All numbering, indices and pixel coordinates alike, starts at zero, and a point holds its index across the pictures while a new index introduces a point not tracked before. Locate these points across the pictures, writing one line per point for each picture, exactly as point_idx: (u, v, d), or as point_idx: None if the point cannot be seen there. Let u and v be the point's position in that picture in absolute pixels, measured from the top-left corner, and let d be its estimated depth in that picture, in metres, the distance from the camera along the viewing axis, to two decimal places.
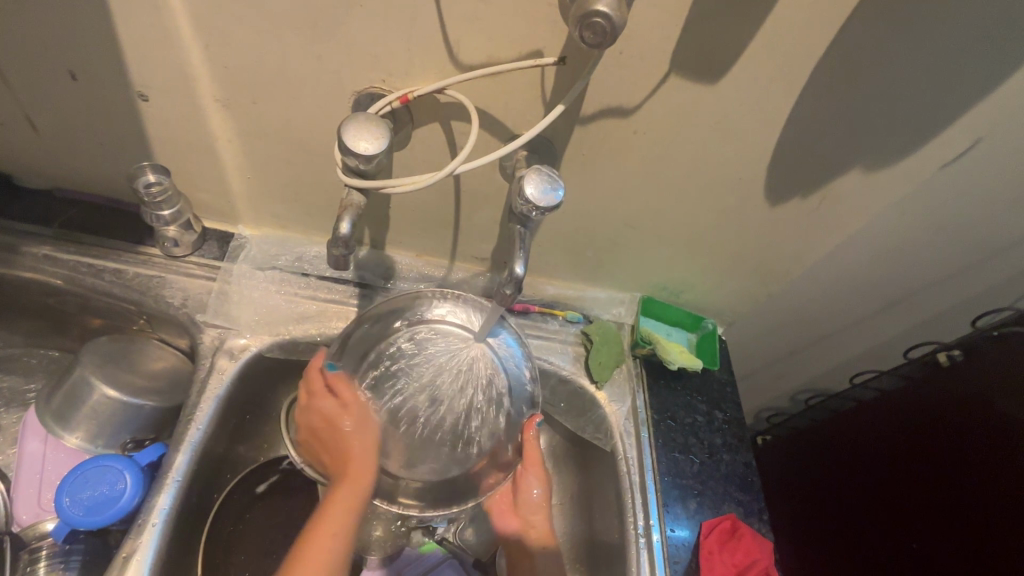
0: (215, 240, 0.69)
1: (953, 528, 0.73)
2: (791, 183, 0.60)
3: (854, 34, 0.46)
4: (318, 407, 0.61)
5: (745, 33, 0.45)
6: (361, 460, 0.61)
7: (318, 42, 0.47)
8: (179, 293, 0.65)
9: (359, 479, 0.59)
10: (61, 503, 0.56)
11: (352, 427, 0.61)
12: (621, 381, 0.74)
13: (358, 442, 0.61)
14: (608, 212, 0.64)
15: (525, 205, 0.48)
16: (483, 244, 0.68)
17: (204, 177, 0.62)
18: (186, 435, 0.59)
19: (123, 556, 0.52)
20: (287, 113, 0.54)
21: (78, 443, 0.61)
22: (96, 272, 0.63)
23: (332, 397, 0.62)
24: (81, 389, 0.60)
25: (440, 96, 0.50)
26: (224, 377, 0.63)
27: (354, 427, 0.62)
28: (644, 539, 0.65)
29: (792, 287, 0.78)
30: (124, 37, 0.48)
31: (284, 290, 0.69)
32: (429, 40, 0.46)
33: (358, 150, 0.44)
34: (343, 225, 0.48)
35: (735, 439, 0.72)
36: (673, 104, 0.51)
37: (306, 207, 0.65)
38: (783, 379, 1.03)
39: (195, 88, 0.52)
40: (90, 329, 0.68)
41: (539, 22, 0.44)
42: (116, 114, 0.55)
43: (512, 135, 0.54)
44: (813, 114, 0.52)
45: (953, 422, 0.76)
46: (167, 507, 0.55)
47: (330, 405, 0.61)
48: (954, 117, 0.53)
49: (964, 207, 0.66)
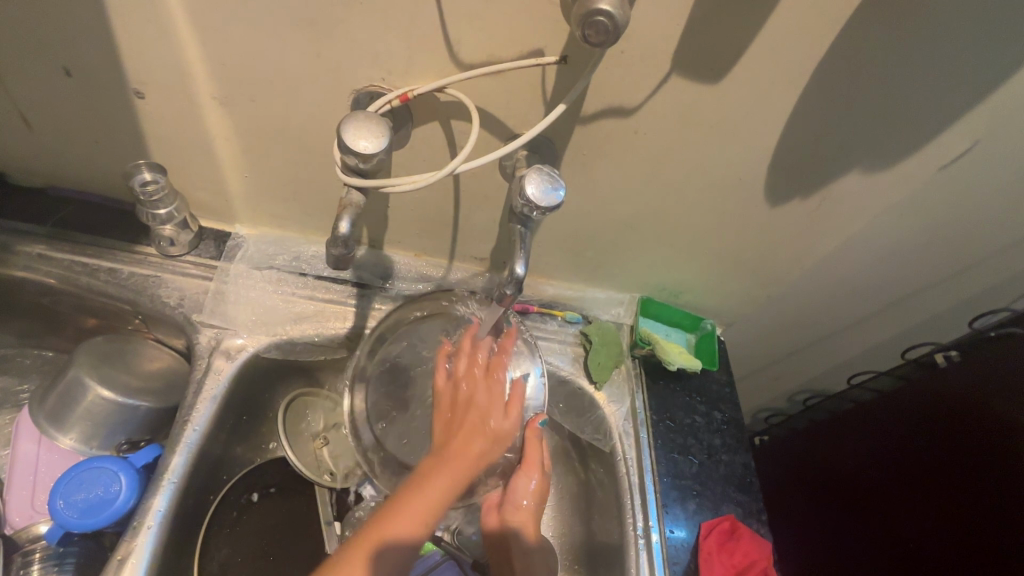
0: (212, 240, 0.68)
1: (950, 527, 0.74)
2: (791, 184, 0.60)
3: (855, 35, 0.46)
4: (473, 390, 0.58)
5: (747, 33, 0.45)
6: (473, 461, 0.54)
7: (316, 40, 0.47)
8: (176, 293, 0.64)
9: (459, 474, 0.53)
10: (55, 505, 0.55)
11: (489, 427, 0.56)
12: (620, 382, 0.74)
13: (481, 443, 0.55)
14: (608, 213, 0.63)
15: (526, 205, 0.48)
16: (483, 244, 0.68)
17: (200, 175, 0.62)
18: (182, 436, 0.58)
19: (119, 559, 0.52)
20: (285, 112, 0.53)
21: (72, 445, 0.60)
22: (90, 272, 0.63)
23: (490, 390, 0.58)
24: (75, 390, 0.59)
25: (440, 95, 0.50)
26: (221, 378, 0.62)
27: (493, 434, 0.56)
28: (643, 539, 0.64)
29: (791, 288, 0.78)
30: (119, 33, 0.47)
31: (281, 290, 0.68)
32: (429, 37, 0.46)
33: (358, 149, 0.44)
34: (342, 225, 0.48)
35: (734, 440, 0.72)
36: (673, 105, 0.51)
37: (304, 206, 0.65)
38: (781, 380, 1.03)
39: (191, 86, 0.51)
40: (85, 329, 0.67)
41: (540, 21, 0.44)
42: (111, 111, 0.55)
43: (512, 134, 0.54)
44: (813, 115, 0.52)
45: (951, 423, 0.76)
46: (162, 509, 0.55)
47: (494, 392, 0.58)
48: (953, 119, 0.53)
49: (962, 208, 0.67)
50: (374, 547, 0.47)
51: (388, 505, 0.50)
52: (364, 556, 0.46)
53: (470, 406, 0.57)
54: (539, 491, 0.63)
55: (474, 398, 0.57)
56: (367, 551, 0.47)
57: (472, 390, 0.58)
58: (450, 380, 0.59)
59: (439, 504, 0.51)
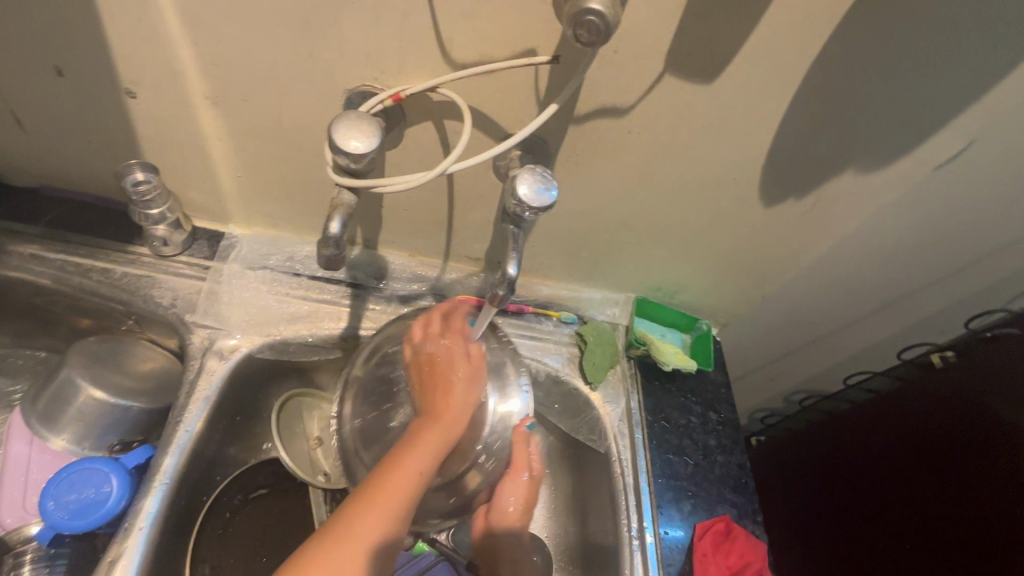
0: (206, 240, 0.68)
1: (945, 528, 0.74)
2: (786, 184, 0.59)
3: (849, 34, 0.46)
4: (437, 349, 0.57)
5: (740, 33, 0.45)
6: (457, 413, 0.54)
7: (309, 39, 0.46)
8: (169, 293, 0.64)
9: (448, 430, 0.53)
10: (45, 507, 0.55)
11: (465, 380, 0.56)
12: (615, 382, 0.74)
13: (461, 395, 0.55)
14: (603, 213, 0.63)
15: (518, 205, 0.47)
16: (477, 244, 0.68)
17: (193, 175, 0.61)
18: (174, 437, 0.58)
19: (109, 560, 0.51)
20: (278, 112, 0.53)
21: (64, 446, 0.60)
22: (83, 272, 0.62)
23: (460, 346, 0.58)
24: (67, 391, 0.59)
25: (432, 94, 0.50)
26: (213, 378, 0.62)
27: (468, 385, 0.56)
28: (638, 540, 0.64)
29: (787, 288, 0.78)
30: (110, 32, 0.47)
31: (275, 290, 0.68)
32: (422, 37, 0.46)
33: (349, 149, 0.44)
34: (333, 225, 0.48)
35: (729, 440, 0.72)
36: (667, 104, 0.51)
37: (297, 206, 0.65)
38: (778, 380, 1.03)
39: (183, 85, 0.51)
40: (79, 329, 0.67)
41: (533, 21, 0.44)
42: (103, 110, 0.54)
43: (505, 134, 0.54)
44: (807, 115, 0.52)
45: (947, 424, 0.76)
46: (154, 510, 0.55)
47: (460, 348, 0.57)
48: (948, 119, 0.53)
49: (958, 208, 0.67)
50: (377, 513, 0.47)
51: (379, 471, 0.50)
52: (368, 520, 0.47)
53: (436, 363, 0.56)
54: (526, 498, 0.66)
55: (443, 357, 0.56)
56: (370, 517, 0.47)
57: (443, 348, 0.57)
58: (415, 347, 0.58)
59: (433, 462, 0.51)
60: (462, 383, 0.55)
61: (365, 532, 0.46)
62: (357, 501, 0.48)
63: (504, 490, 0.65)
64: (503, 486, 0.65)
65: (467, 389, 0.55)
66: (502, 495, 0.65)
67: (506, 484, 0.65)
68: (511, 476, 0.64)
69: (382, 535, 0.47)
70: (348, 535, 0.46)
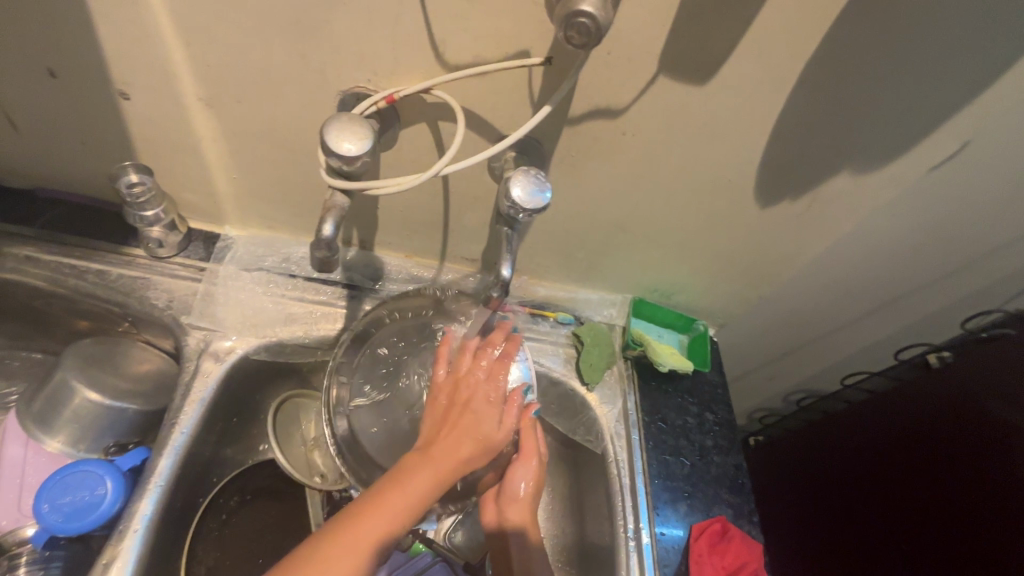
0: (202, 241, 0.68)
1: (943, 530, 0.73)
2: (782, 184, 0.59)
3: (842, 35, 0.45)
4: (470, 394, 0.56)
5: (733, 35, 0.45)
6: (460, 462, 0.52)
7: (301, 41, 0.46)
8: (164, 295, 0.64)
9: (445, 476, 0.51)
10: (40, 509, 0.55)
11: (482, 432, 0.55)
12: (612, 383, 0.74)
13: (471, 445, 0.54)
14: (598, 214, 0.63)
15: (512, 207, 0.47)
16: (473, 245, 0.68)
17: (188, 177, 0.61)
18: (170, 439, 0.58)
19: (104, 562, 0.51)
20: (272, 114, 0.53)
21: (60, 448, 0.60)
22: (78, 274, 0.62)
23: (495, 407, 0.57)
24: (62, 394, 0.59)
25: (426, 96, 0.50)
26: (209, 380, 0.62)
27: (484, 435, 0.55)
28: (634, 542, 0.64)
29: (784, 288, 0.77)
30: (102, 34, 0.47)
31: (271, 292, 0.68)
32: (415, 38, 0.45)
33: (341, 151, 0.43)
34: (326, 227, 0.48)
35: (726, 441, 0.72)
36: (660, 105, 0.50)
37: (292, 207, 0.64)
38: (777, 380, 1.02)
39: (177, 87, 0.51)
40: (76, 331, 0.67)
41: (526, 22, 0.44)
42: (97, 112, 0.54)
43: (500, 135, 0.54)
44: (803, 115, 0.52)
45: (945, 424, 0.75)
46: (149, 512, 0.54)
47: (493, 401, 0.57)
48: (943, 119, 0.53)
49: (954, 209, 0.66)
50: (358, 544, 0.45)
51: (367, 498, 0.48)
52: (346, 556, 0.44)
53: (464, 406, 0.55)
54: (538, 481, 0.63)
55: (472, 403, 0.55)
56: (346, 558, 0.44)
57: (481, 399, 0.56)
58: (446, 386, 0.57)
59: (419, 505, 0.49)
60: (480, 434, 0.54)
61: (343, 565, 0.43)
62: (339, 530, 0.45)
63: (514, 474, 0.63)
64: (512, 467, 0.63)
65: (482, 442, 0.54)
66: (514, 480, 0.63)
67: (517, 468, 0.62)
68: (523, 459, 0.63)
69: (361, 570, 0.44)
70: (320, 567, 0.43)
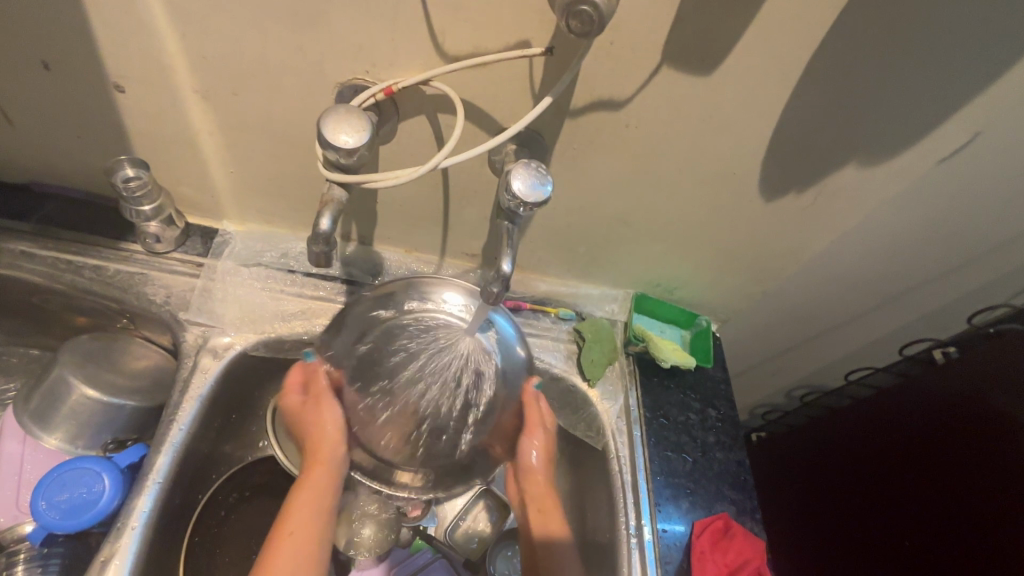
0: (200, 237, 0.68)
1: (948, 526, 0.73)
2: (787, 177, 0.58)
3: (850, 25, 0.44)
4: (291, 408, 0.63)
5: (739, 25, 0.44)
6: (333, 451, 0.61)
7: (297, 32, 0.46)
8: (162, 291, 0.64)
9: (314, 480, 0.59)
10: (37, 507, 0.54)
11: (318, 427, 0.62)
12: (613, 379, 0.74)
13: (331, 436, 0.62)
14: (600, 207, 0.62)
15: (512, 201, 0.47)
16: (473, 240, 0.67)
17: (185, 171, 0.61)
18: (168, 435, 0.57)
19: (102, 560, 0.51)
20: (269, 107, 0.52)
21: (57, 445, 0.59)
22: (75, 269, 0.62)
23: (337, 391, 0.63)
24: (59, 390, 0.58)
25: (425, 88, 0.49)
26: (207, 377, 0.61)
27: (322, 426, 0.62)
28: (635, 539, 0.63)
29: (787, 283, 0.77)
30: (96, 25, 0.46)
31: (269, 287, 0.67)
32: (413, 29, 0.45)
33: (338, 144, 0.43)
34: (323, 221, 0.47)
35: (728, 437, 0.71)
36: (663, 97, 0.50)
37: (290, 202, 0.64)
38: (780, 376, 1.02)
39: (172, 79, 0.50)
40: (73, 327, 0.67)
41: (527, 11, 0.43)
42: (92, 105, 0.54)
43: (500, 128, 0.53)
44: (809, 106, 0.51)
45: (951, 420, 0.75)
46: (147, 509, 0.54)
47: (300, 400, 0.63)
48: (952, 111, 0.52)
49: (962, 202, 0.65)
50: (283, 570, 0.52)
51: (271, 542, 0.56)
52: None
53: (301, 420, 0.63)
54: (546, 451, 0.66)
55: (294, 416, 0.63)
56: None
57: (314, 400, 0.63)
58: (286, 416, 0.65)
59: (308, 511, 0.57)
60: (321, 429, 0.62)
61: None
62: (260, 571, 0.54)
63: (524, 450, 0.66)
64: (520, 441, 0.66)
65: (331, 429, 0.62)
66: (526, 455, 0.66)
67: (525, 441, 0.66)
68: (531, 431, 0.66)
69: None
70: None
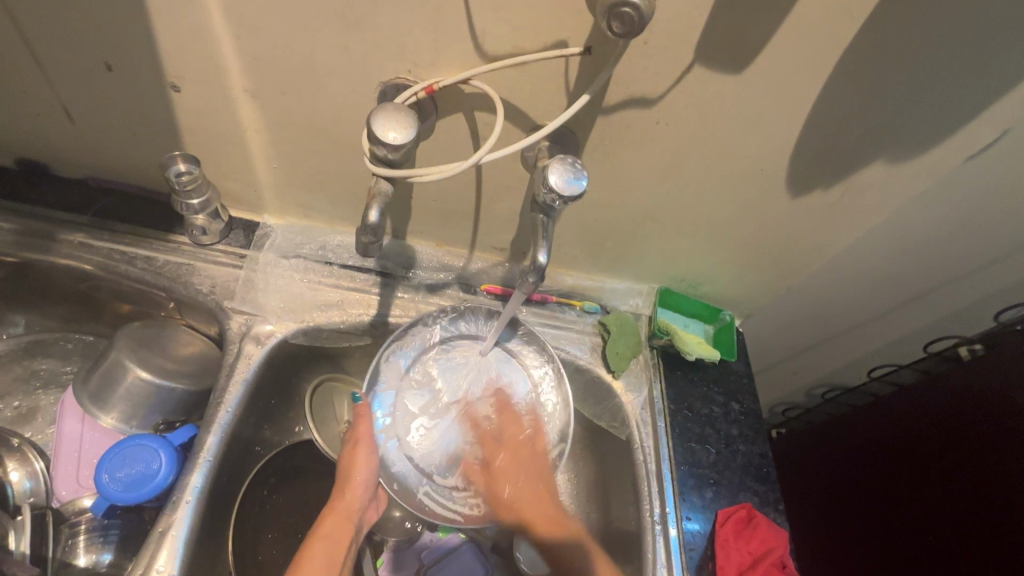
0: (241, 229, 0.71)
1: (975, 521, 0.73)
2: (815, 174, 0.59)
3: (878, 25, 0.46)
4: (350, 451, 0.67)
5: (771, 25, 0.45)
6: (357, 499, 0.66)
7: (345, 34, 0.48)
8: (208, 281, 0.67)
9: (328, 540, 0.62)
10: (100, 479, 0.58)
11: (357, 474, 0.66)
12: (637, 371, 0.75)
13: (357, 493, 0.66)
14: (628, 204, 0.64)
15: (548, 194, 0.49)
16: (503, 235, 0.69)
17: (232, 166, 0.64)
18: (216, 417, 0.60)
19: (160, 530, 0.54)
20: (314, 105, 0.55)
21: (113, 424, 0.63)
22: (128, 260, 0.65)
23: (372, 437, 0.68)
24: (116, 372, 0.62)
25: (464, 87, 0.51)
26: (251, 362, 0.65)
27: (364, 469, 0.67)
28: (660, 526, 0.65)
29: (812, 280, 0.77)
30: (158, 28, 0.49)
31: (308, 278, 0.70)
32: (456, 30, 0.47)
33: (387, 140, 0.45)
34: (372, 214, 0.50)
35: (752, 430, 0.72)
36: (694, 95, 0.51)
37: (330, 196, 0.66)
38: (802, 372, 1.02)
39: (225, 78, 0.53)
40: (122, 314, 0.70)
41: (565, 12, 0.44)
42: (150, 105, 0.57)
43: (535, 125, 0.55)
44: (839, 102, 0.52)
45: (978, 416, 0.75)
46: (199, 485, 0.57)
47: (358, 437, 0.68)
48: (981, 108, 0.53)
49: (991, 198, 0.65)
50: None
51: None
52: None
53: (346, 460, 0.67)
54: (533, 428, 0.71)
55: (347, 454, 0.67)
56: None
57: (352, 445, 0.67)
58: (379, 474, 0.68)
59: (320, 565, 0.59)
60: (360, 461, 0.66)
61: None
62: None
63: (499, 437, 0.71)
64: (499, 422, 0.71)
65: (366, 464, 0.67)
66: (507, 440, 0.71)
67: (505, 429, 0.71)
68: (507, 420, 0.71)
69: None
70: None
